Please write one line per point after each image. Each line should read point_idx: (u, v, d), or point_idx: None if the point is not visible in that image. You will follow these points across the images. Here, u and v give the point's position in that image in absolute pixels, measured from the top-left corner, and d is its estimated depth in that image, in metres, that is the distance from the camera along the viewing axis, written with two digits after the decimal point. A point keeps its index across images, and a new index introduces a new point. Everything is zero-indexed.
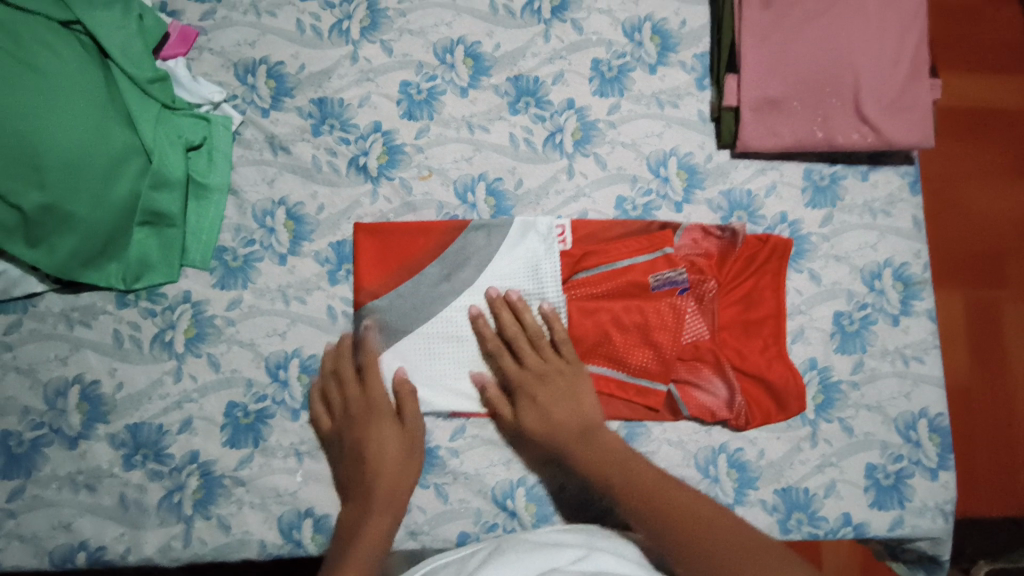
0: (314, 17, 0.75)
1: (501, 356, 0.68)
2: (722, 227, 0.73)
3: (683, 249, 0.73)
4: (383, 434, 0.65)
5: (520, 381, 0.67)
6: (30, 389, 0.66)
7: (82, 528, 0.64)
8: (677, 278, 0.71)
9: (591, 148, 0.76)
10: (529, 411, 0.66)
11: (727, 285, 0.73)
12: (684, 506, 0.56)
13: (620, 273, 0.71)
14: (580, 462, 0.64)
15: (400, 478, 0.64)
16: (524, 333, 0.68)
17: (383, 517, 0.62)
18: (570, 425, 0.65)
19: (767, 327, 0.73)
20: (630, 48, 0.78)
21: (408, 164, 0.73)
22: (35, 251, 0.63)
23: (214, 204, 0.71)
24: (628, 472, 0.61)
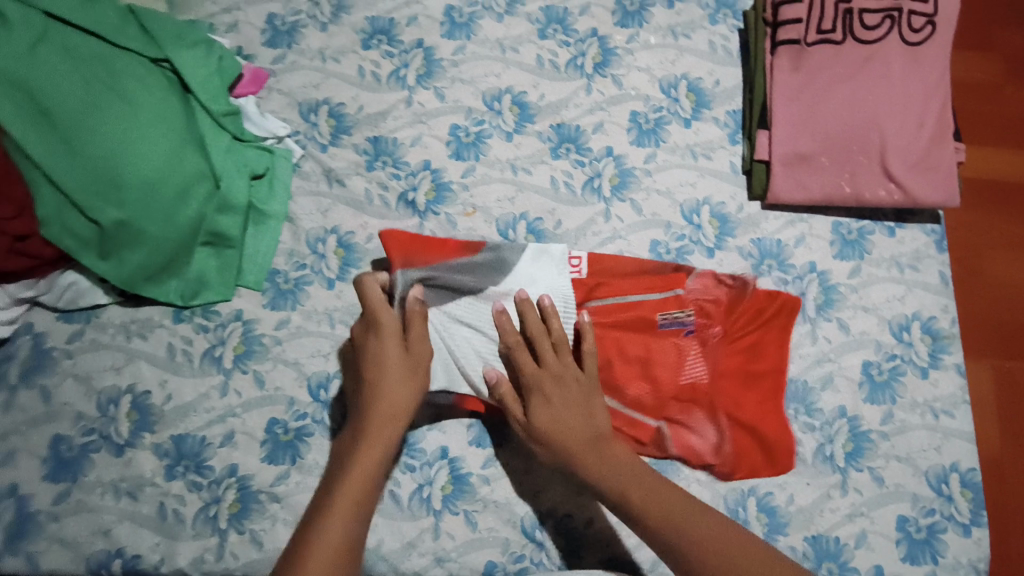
0: (374, 64, 0.81)
1: (517, 357, 0.66)
2: (735, 277, 0.74)
3: (695, 293, 0.74)
4: (383, 355, 0.62)
5: (536, 381, 0.65)
6: (85, 396, 0.69)
7: (120, 535, 0.66)
8: (684, 319, 0.72)
9: (628, 194, 0.80)
10: (540, 413, 0.64)
11: (733, 333, 0.75)
12: (711, 531, 0.58)
13: (631, 307, 0.72)
14: (586, 469, 0.62)
15: (395, 388, 0.62)
16: (550, 335, 0.66)
17: (374, 450, 0.60)
18: (580, 433, 0.63)
19: (766, 381, 0.74)
20: (667, 103, 0.83)
21: (454, 200, 0.78)
22: (105, 263, 0.67)
23: (271, 229, 0.75)
24: (644, 489, 0.61)
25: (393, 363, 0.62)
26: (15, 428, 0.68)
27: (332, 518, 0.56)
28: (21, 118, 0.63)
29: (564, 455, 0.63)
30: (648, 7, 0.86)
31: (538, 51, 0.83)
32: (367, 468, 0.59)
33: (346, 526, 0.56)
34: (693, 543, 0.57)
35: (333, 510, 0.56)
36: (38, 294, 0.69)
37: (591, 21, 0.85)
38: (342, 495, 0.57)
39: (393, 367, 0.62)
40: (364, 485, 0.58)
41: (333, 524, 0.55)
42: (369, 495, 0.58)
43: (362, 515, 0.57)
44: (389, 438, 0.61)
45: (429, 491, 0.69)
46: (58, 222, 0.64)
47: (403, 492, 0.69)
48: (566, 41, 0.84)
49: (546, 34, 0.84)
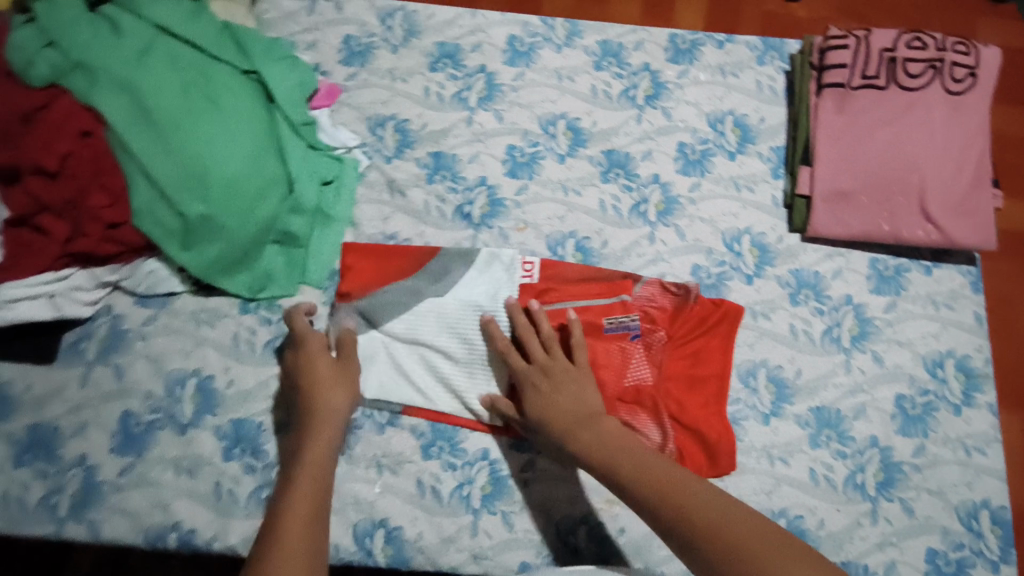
0: (439, 86, 0.87)
1: (509, 353, 0.72)
2: (678, 285, 0.79)
3: (640, 300, 0.79)
4: (314, 368, 0.70)
5: (527, 374, 0.70)
6: (154, 376, 0.73)
7: (178, 510, 0.69)
8: (629, 323, 0.77)
9: (673, 220, 0.84)
10: (534, 403, 0.69)
11: (679, 340, 0.79)
12: (697, 497, 0.59)
13: (578, 311, 0.77)
14: (581, 445, 0.66)
15: (326, 393, 0.68)
16: (540, 333, 0.73)
17: (320, 445, 0.65)
18: (574, 412, 0.67)
19: (709, 385, 0.78)
20: (713, 136, 0.87)
21: (507, 216, 0.82)
22: (186, 254, 0.72)
23: (335, 232, 0.80)
24: (633, 456, 0.64)
25: (322, 374, 0.69)
26: (89, 402, 0.72)
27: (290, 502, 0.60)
28: (127, 117, 0.68)
29: (561, 437, 0.67)
30: (698, 46, 0.91)
31: (593, 81, 0.88)
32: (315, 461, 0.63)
33: (307, 506, 0.60)
34: (680, 509, 0.58)
35: (290, 496, 0.60)
36: (120, 278, 0.74)
37: (644, 56, 0.90)
38: (297, 485, 0.61)
39: (323, 375, 0.69)
40: (317, 476, 0.62)
41: (294, 505, 0.59)
42: (322, 482, 0.62)
43: (318, 499, 0.61)
44: (333, 436, 0.66)
45: (469, 490, 0.72)
46: (148, 213, 0.69)
47: (444, 489, 0.72)
48: (619, 73, 0.89)
49: (601, 66, 0.89)
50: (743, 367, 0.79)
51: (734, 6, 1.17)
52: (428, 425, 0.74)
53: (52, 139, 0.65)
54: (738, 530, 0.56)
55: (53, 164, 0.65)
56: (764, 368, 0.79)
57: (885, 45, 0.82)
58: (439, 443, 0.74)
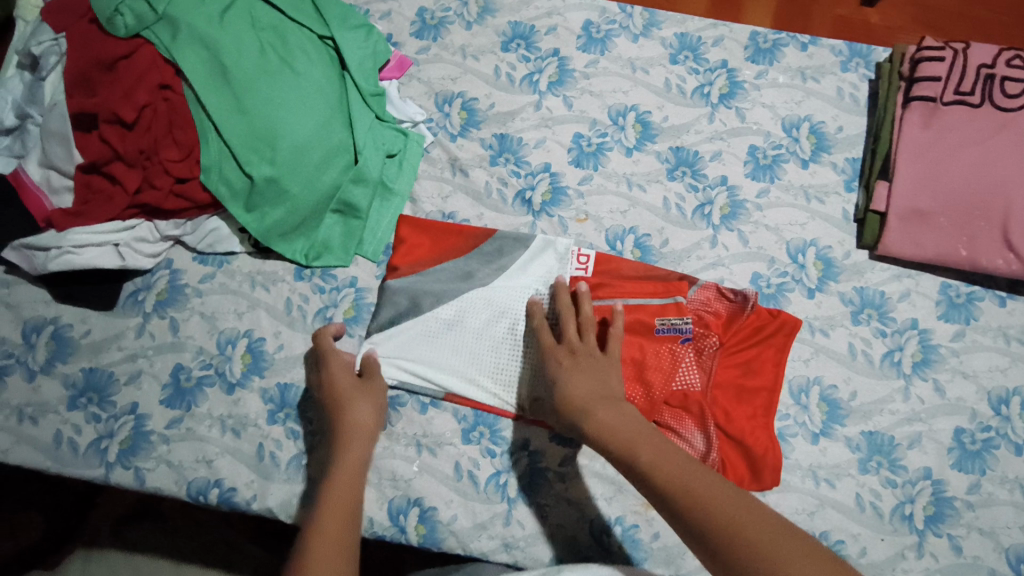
0: (510, 66, 0.85)
1: (544, 331, 0.70)
2: (736, 291, 0.77)
3: (694, 303, 0.77)
4: (335, 382, 0.68)
5: (554, 353, 0.68)
6: (207, 333, 0.74)
7: (221, 467, 0.70)
8: (683, 326, 0.75)
9: (737, 225, 0.81)
10: (554, 378, 0.67)
11: (731, 347, 0.77)
12: (721, 496, 0.54)
13: (632, 309, 0.76)
14: (596, 423, 0.62)
15: (354, 407, 0.66)
16: (579, 316, 0.70)
17: (352, 455, 0.62)
18: (593, 392, 0.64)
19: (759, 398, 0.75)
20: (787, 141, 0.84)
21: (568, 205, 0.80)
22: (249, 215, 0.72)
23: (395, 206, 0.79)
24: (657, 447, 0.59)
25: (345, 388, 0.67)
26: (144, 352, 0.73)
27: (323, 506, 0.57)
28: (205, 74, 0.68)
29: (575, 409, 0.64)
30: (781, 47, 0.88)
31: (667, 75, 0.86)
32: (347, 467, 0.61)
33: (340, 508, 0.57)
34: (703, 505, 0.53)
35: (324, 501, 0.58)
36: (183, 234, 0.75)
37: (722, 53, 0.87)
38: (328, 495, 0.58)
39: (347, 390, 0.67)
40: (351, 482, 0.60)
41: (329, 508, 0.57)
42: (356, 488, 0.60)
43: (351, 499, 0.58)
44: (363, 448, 0.63)
45: (506, 478, 0.72)
46: (216, 172, 0.70)
47: (482, 474, 0.72)
48: (695, 69, 0.86)
49: (677, 59, 0.87)
50: (796, 384, 0.77)
51: (807, 7, 1.13)
52: (468, 408, 0.74)
53: (131, 89, 0.66)
54: (769, 535, 0.51)
55: (129, 114, 0.66)
56: (818, 387, 0.76)
57: (985, 61, 0.78)
58: (479, 429, 0.73)
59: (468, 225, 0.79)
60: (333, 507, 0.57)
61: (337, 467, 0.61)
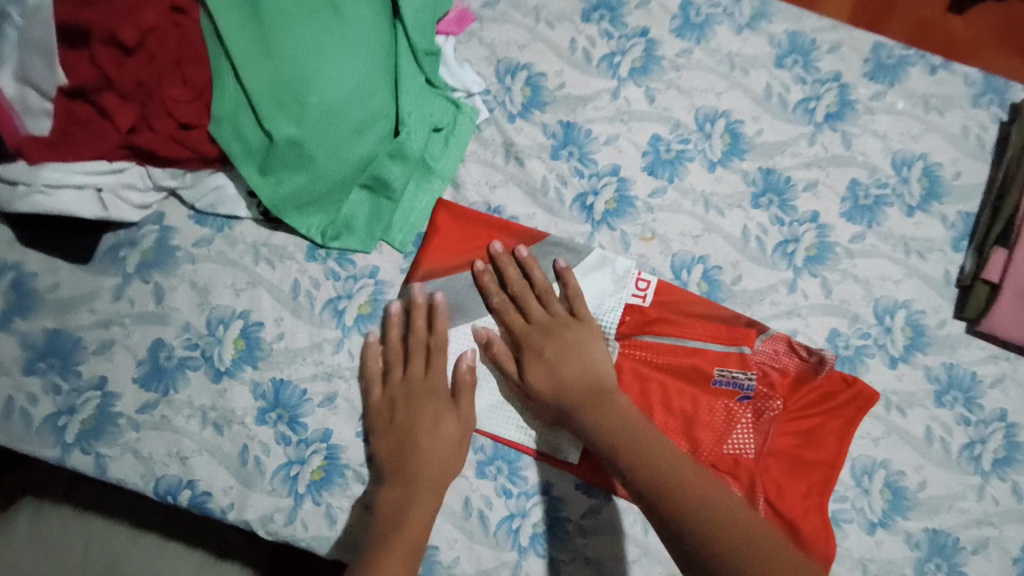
0: (589, 42, 0.72)
1: (506, 310, 0.64)
2: (812, 349, 0.67)
3: (761, 355, 0.67)
4: (437, 416, 0.61)
5: (526, 337, 0.62)
6: (197, 308, 0.63)
7: (195, 466, 0.61)
8: (744, 381, 0.65)
9: (822, 270, 0.70)
10: (536, 371, 0.61)
11: (794, 412, 0.67)
12: (715, 508, 0.49)
13: (688, 353, 0.66)
14: (584, 418, 0.58)
15: (447, 457, 0.60)
16: (533, 286, 0.64)
17: (424, 513, 0.57)
18: (580, 383, 0.60)
19: (816, 473, 0.65)
20: (895, 181, 0.72)
21: (634, 219, 0.69)
22: (262, 179, 0.61)
23: (433, 190, 0.67)
24: (634, 431, 0.56)
25: (447, 437, 0.60)
26: (120, 319, 0.63)
27: (385, 561, 0.53)
28: (233, 7, 0.58)
29: (564, 410, 0.60)
30: (905, 66, 0.75)
31: (769, 80, 0.73)
32: (418, 524, 0.56)
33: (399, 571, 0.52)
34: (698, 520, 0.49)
35: (386, 555, 0.53)
36: (179, 186, 0.63)
37: (837, 63, 0.74)
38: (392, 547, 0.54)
39: (449, 430, 0.61)
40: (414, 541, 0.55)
41: (387, 562, 0.53)
42: (417, 550, 0.55)
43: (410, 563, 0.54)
44: (436, 505, 0.58)
45: (519, 524, 0.62)
46: (229, 123, 0.59)
47: (493, 516, 0.63)
48: (803, 78, 0.74)
49: (783, 63, 0.74)
50: (859, 464, 0.67)
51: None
52: (487, 439, 0.64)
53: (137, 7, 0.55)
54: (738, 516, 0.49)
55: (130, 37, 0.55)
56: (884, 470, 0.67)
57: None
58: (496, 463, 0.64)
59: (514, 223, 0.67)
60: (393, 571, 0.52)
61: (406, 516, 0.56)
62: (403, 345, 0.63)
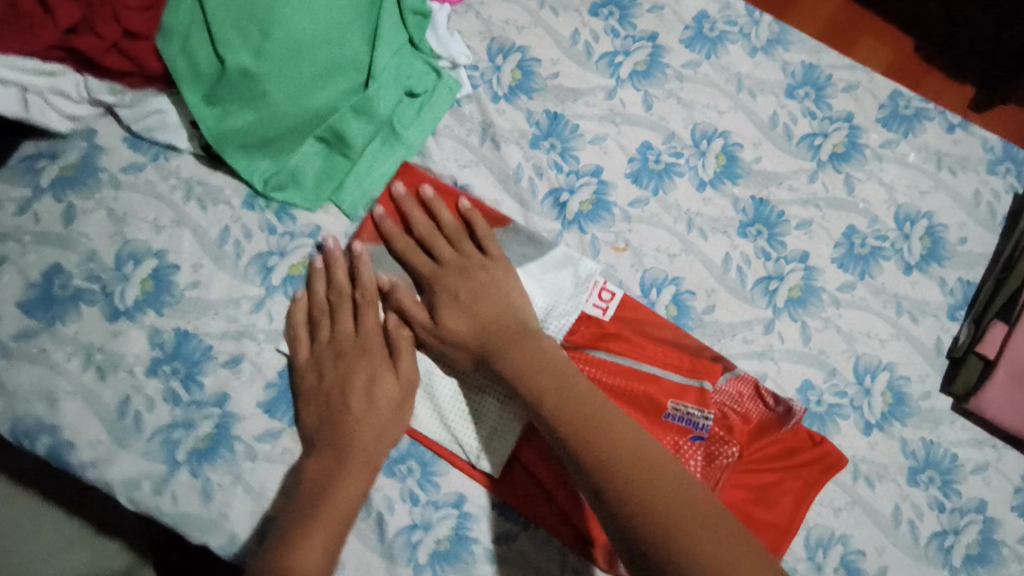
0: (593, 36, 0.67)
1: (412, 257, 0.57)
2: (779, 398, 0.60)
3: (722, 396, 0.60)
4: (373, 374, 0.54)
5: (439, 281, 0.56)
6: (109, 238, 0.57)
7: (65, 412, 0.54)
8: (699, 420, 0.58)
9: (803, 314, 0.64)
10: (454, 313, 0.54)
11: (750, 465, 0.59)
12: (643, 485, 0.43)
13: (642, 378, 0.59)
14: (507, 363, 0.52)
15: (386, 417, 0.53)
16: (442, 230, 0.58)
17: (355, 479, 0.51)
18: (498, 327, 0.54)
19: (765, 537, 0.58)
20: (895, 235, 0.67)
21: (609, 225, 0.63)
22: (206, 109, 0.55)
23: (396, 157, 0.61)
24: (563, 392, 0.50)
25: (384, 394, 0.53)
26: (18, 235, 0.56)
27: (313, 533, 0.47)
28: None
29: (486, 349, 0.53)
30: (922, 119, 0.70)
31: (777, 108, 0.68)
32: (349, 493, 0.50)
33: (328, 543, 0.47)
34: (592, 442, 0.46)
35: (306, 531, 0.47)
36: (117, 105, 0.57)
37: (850, 102, 0.70)
38: (318, 518, 0.48)
39: (386, 392, 0.53)
40: (343, 515, 0.49)
41: (317, 533, 0.47)
42: (347, 523, 0.49)
43: (340, 534, 0.48)
44: (373, 469, 0.52)
45: (420, 537, 0.55)
46: (179, 41, 0.53)
47: (393, 523, 0.55)
48: (812, 112, 0.69)
49: (794, 93, 0.69)
50: (814, 535, 0.59)
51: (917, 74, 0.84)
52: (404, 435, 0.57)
53: None
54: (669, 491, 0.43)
55: None
56: (841, 547, 0.59)
57: None
58: (408, 464, 0.57)
59: (481, 204, 0.61)
60: (319, 549, 0.46)
61: (337, 483, 0.50)
62: (328, 299, 0.56)
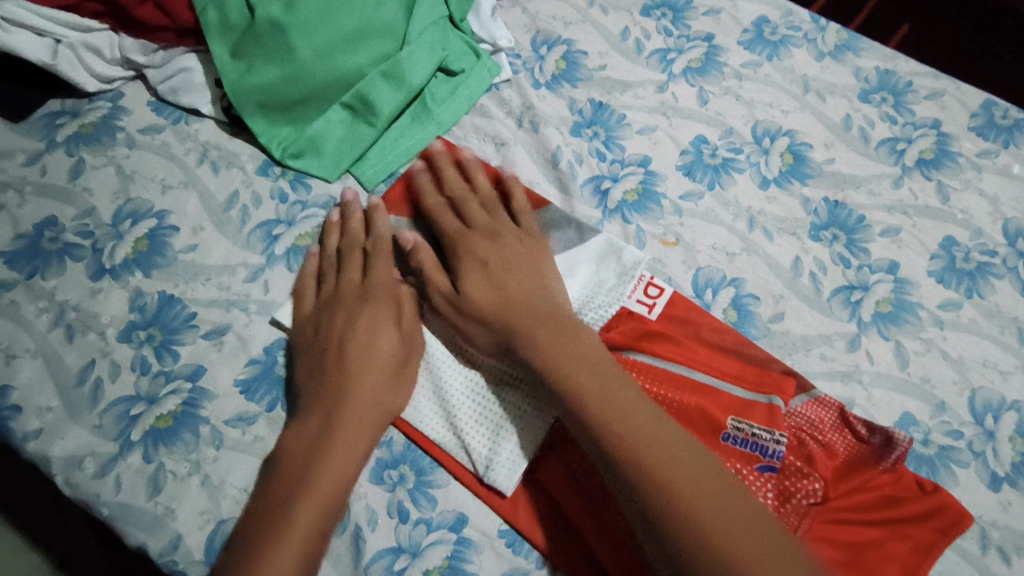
0: (644, 33, 0.64)
1: (439, 214, 0.51)
2: (873, 428, 0.48)
3: (797, 419, 0.48)
4: (372, 331, 0.46)
5: (465, 241, 0.49)
6: (111, 195, 0.53)
7: (19, 372, 0.48)
8: (768, 444, 0.46)
9: (897, 333, 0.52)
10: (476, 279, 0.47)
11: (839, 514, 0.45)
12: (698, 500, 0.36)
13: (697, 390, 0.48)
14: (532, 340, 0.44)
15: (383, 375, 0.45)
16: (475, 194, 0.52)
17: (343, 447, 0.43)
18: (529, 298, 0.46)
19: None
20: (1006, 251, 0.56)
21: (656, 217, 0.55)
22: (233, 64, 0.54)
23: (426, 133, 0.56)
24: (601, 383, 0.41)
25: (385, 353, 0.46)
26: (21, 185, 0.53)
27: (297, 509, 0.40)
28: None
29: (510, 322, 0.45)
30: None
31: (850, 111, 0.61)
32: (340, 467, 0.42)
33: (317, 519, 0.40)
34: (632, 451, 0.38)
35: (289, 511, 0.40)
36: (147, 66, 0.56)
37: (936, 110, 0.61)
38: (299, 496, 0.40)
39: (385, 351, 0.46)
40: (330, 494, 0.41)
41: (306, 508, 0.40)
42: (341, 494, 0.42)
43: (332, 512, 0.41)
44: (374, 428, 0.45)
45: (405, 565, 0.44)
46: None
47: (373, 543, 0.44)
48: (892, 116, 0.61)
49: (869, 98, 0.62)
50: None
51: None
52: (399, 433, 0.48)
53: None
54: (730, 519, 0.35)
55: None
56: None
57: None
58: (400, 470, 0.46)
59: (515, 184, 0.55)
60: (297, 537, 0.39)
61: (321, 452, 0.42)
62: (338, 253, 0.51)
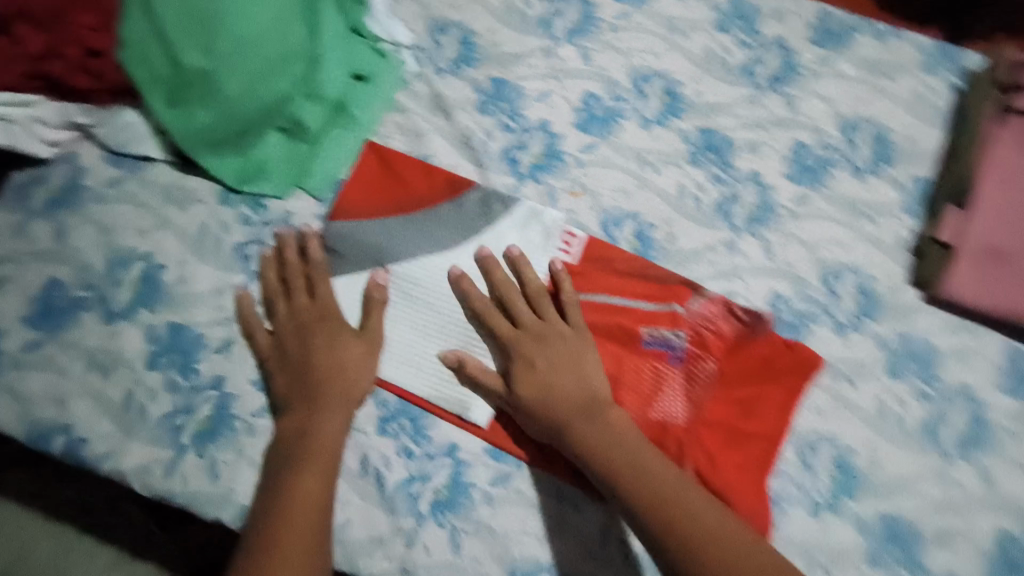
0: (525, 3, 0.71)
1: (492, 320, 0.59)
2: (750, 311, 0.61)
3: (695, 316, 0.61)
4: (331, 337, 0.58)
5: (519, 346, 0.57)
6: (98, 248, 0.61)
7: (74, 412, 0.58)
8: (673, 341, 0.60)
9: (763, 231, 0.66)
10: (524, 380, 0.56)
11: (732, 382, 0.61)
12: (695, 535, 0.49)
13: (616, 311, 0.61)
14: (583, 435, 0.54)
15: (347, 367, 0.57)
16: (526, 291, 0.60)
17: (329, 427, 0.55)
18: (576, 395, 0.55)
19: (754, 447, 0.59)
20: (842, 144, 0.69)
21: (563, 173, 0.66)
22: (173, 113, 0.60)
23: (354, 137, 0.66)
24: (638, 463, 0.52)
25: (346, 355, 0.57)
26: (17, 256, 0.61)
27: (302, 478, 0.52)
28: None
29: (559, 422, 0.55)
30: (853, 33, 0.72)
31: (710, 43, 0.71)
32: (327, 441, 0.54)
33: (322, 482, 0.52)
34: (645, 502, 0.51)
35: (296, 479, 0.52)
36: (93, 125, 0.63)
37: (781, 28, 0.72)
38: (303, 468, 0.53)
39: (346, 351, 0.58)
40: (326, 461, 0.54)
41: (308, 482, 0.52)
42: (335, 459, 0.54)
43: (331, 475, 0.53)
44: (348, 409, 0.57)
45: (420, 488, 0.58)
46: (135, 50, 0.58)
47: (392, 477, 0.58)
48: (746, 41, 0.71)
49: (724, 28, 0.72)
50: (802, 439, 0.60)
51: None
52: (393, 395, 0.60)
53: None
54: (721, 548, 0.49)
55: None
56: (830, 446, 0.60)
57: None
58: (400, 421, 0.60)
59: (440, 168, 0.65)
60: (307, 496, 0.51)
61: (314, 435, 0.54)
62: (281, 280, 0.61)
